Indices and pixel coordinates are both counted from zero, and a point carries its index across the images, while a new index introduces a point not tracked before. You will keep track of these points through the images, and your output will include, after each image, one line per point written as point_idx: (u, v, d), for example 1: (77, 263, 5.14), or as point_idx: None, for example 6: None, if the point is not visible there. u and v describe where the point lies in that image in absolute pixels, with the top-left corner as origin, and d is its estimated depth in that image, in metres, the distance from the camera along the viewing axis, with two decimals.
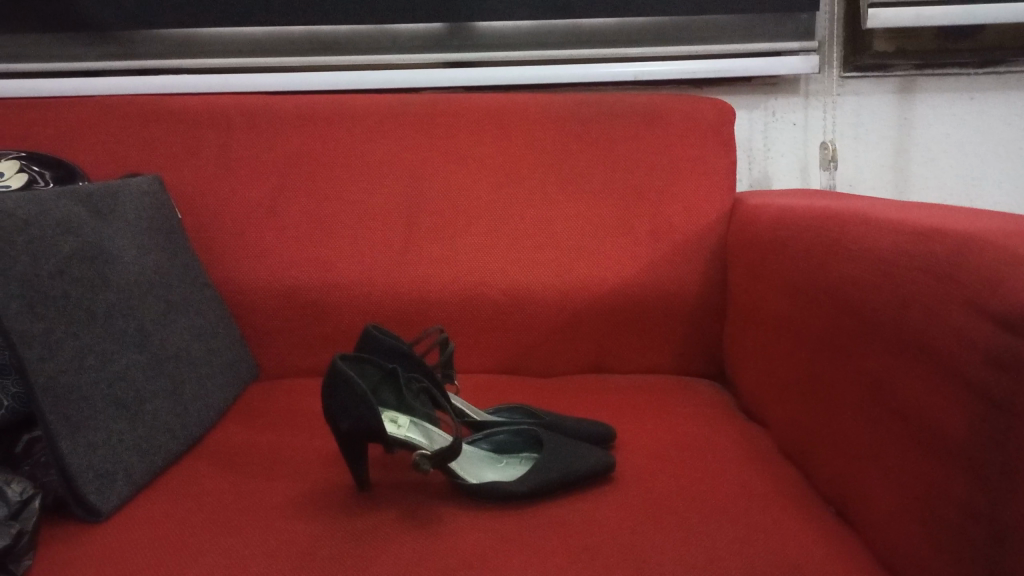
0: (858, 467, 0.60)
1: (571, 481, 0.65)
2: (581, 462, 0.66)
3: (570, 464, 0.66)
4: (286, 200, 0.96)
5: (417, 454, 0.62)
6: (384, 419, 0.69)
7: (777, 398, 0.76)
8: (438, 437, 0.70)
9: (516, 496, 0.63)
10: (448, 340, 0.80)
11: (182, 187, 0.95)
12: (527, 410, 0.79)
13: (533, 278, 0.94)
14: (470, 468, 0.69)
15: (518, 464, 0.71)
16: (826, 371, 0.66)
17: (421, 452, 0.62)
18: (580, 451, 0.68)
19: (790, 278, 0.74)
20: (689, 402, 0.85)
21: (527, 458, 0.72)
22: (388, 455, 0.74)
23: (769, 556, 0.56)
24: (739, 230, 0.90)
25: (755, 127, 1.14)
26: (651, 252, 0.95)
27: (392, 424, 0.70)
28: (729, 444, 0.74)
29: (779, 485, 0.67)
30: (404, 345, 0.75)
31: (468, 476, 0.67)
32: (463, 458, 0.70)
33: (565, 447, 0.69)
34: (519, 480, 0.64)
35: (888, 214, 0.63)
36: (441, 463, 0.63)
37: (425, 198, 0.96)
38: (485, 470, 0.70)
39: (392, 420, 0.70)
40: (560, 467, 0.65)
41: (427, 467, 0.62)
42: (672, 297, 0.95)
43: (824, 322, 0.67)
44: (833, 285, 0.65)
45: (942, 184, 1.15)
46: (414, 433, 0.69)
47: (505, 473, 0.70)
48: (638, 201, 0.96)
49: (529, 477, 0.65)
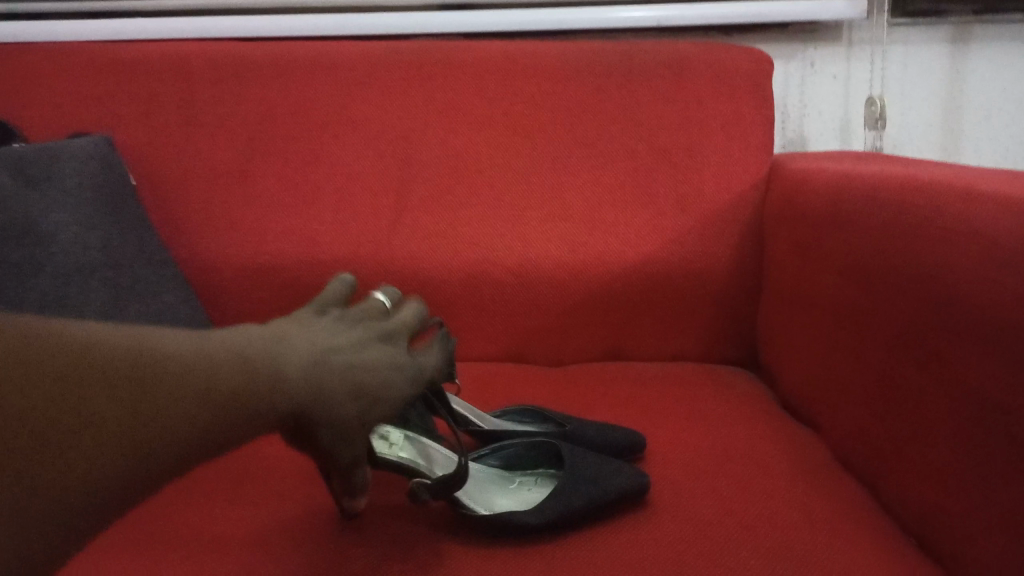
0: (949, 495, 0.49)
1: (597, 509, 0.55)
2: (608, 482, 0.56)
3: (597, 488, 0.55)
4: (259, 163, 0.83)
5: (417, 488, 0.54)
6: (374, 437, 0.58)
7: (833, 401, 0.65)
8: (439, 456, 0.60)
9: (533, 531, 0.53)
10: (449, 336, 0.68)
11: (139, 148, 0.83)
12: (537, 414, 0.69)
13: (542, 253, 0.83)
14: (478, 492, 0.59)
15: (533, 485, 0.61)
16: (901, 369, 0.55)
17: (419, 479, 0.53)
18: (608, 470, 0.58)
19: (856, 260, 0.62)
20: (722, 399, 0.74)
21: (545, 475, 0.62)
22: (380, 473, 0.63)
23: None
24: (779, 202, 0.79)
25: (791, 81, 1.02)
26: (677, 223, 0.83)
27: (383, 442, 0.59)
28: (776, 452, 0.64)
29: (843, 509, 0.56)
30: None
31: (479, 507, 0.56)
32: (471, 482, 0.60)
33: (589, 466, 0.58)
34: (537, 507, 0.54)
35: (997, 187, 0.51)
36: (444, 491, 0.53)
37: (419, 162, 0.84)
38: (495, 495, 0.59)
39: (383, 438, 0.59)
40: (585, 494, 0.55)
41: (426, 497, 0.53)
42: (700, 276, 0.83)
43: (901, 313, 0.55)
44: (922, 273, 0.53)
45: (997, 144, 1.02)
46: (410, 453, 0.59)
47: (523, 498, 0.59)
48: (663, 167, 0.84)
49: (549, 505, 0.54)
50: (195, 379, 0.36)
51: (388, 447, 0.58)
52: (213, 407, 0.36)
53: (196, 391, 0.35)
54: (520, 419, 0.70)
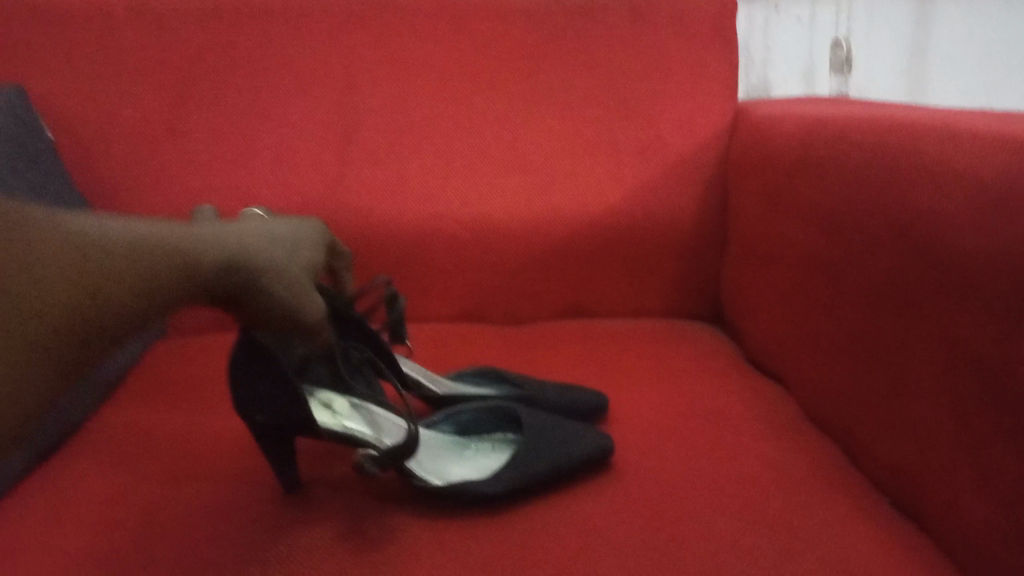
0: (932, 454, 0.47)
1: (558, 476, 0.52)
2: (569, 446, 0.53)
3: (557, 453, 0.52)
4: (190, 116, 0.77)
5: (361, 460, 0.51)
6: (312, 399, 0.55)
7: (804, 354, 0.62)
8: (387, 424, 0.57)
9: (488, 500, 0.50)
10: (399, 299, 0.65)
11: (58, 102, 0.76)
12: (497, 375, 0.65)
13: (497, 208, 0.79)
14: (430, 459, 0.55)
15: (490, 452, 0.57)
16: (879, 323, 0.52)
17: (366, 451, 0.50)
18: (568, 432, 0.55)
19: (830, 208, 0.59)
20: (686, 356, 0.71)
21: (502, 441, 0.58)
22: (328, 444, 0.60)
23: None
24: (744, 150, 0.75)
25: (754, 23, 0.98)
26: (638, 174, 0.79)
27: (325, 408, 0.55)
28: (743, 410, 0.61)
29: (813, 469, 0.54)
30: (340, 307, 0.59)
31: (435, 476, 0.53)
32: (422, 451, 0.56)
33: (549, 430, 0.55)
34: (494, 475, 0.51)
35: (983, 127, 0.48)
36: (391, 461, 0.50)
37: (364, 112, 0.79)
38: (449, 463, 0.56)
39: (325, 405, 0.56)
40: (545, 461, 0.52)
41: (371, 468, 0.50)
42: (663, 229, 0.80)
43: (879, 263, 0.52)
44: (904, 221, 0.50)
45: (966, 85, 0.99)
46: (355, 421, 0.55)
47: (481, 466, 0.56)
48: (622, 115, 0.80)
49: (507, 472, 0.51)
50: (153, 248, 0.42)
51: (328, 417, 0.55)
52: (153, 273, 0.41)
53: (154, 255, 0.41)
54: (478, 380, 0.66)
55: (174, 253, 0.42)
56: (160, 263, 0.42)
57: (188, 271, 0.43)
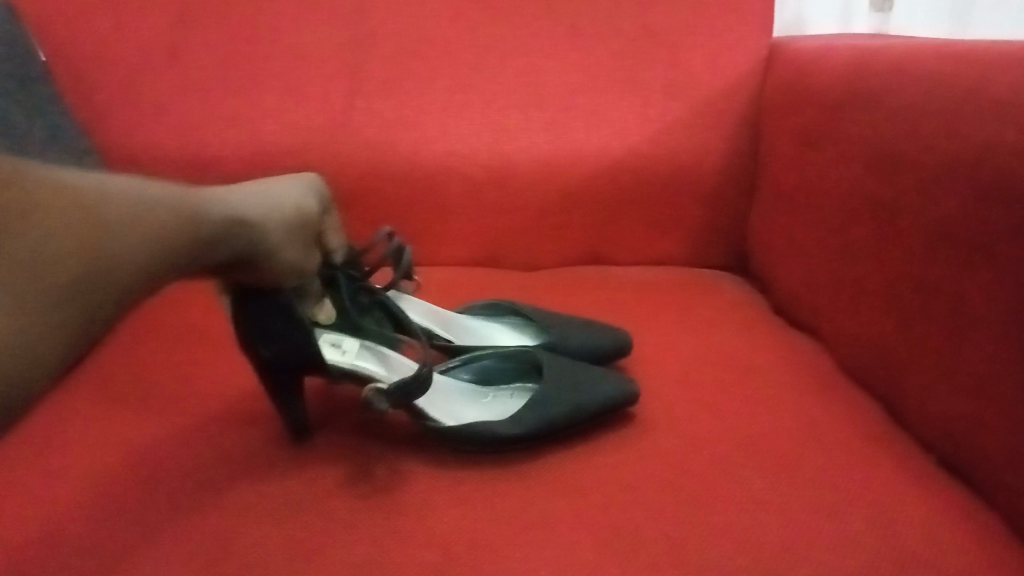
0: (986, 407, 0.44)
1: (581, 419, 0.49)
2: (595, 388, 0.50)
3: (582, 396, 0.50)
4: (192, 41, 0.73)
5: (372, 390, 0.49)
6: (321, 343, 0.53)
7: (841, 303, 0.59)
8: (400, 365, 0.54)
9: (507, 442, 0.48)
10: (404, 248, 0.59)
11: (49, 23, 0.72)
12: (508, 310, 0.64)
13: (515, 147, 0.75)
14: (444, 402, 0.53)
15: (510, 398, 0.54)
16: (935, 265, 0.48)
17: (374, 387, 0.47)
18: (591, 375, 0.52)
19: (877, 144, 0.55)
20: (712, 305, 0.68)
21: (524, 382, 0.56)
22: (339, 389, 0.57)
23: (854, 538, 0.42)
24: (781, 89, 0.71)
25: None
26: (664, 113, 0.75)
27: (335, 349, 0.53)
28: (774, 362, 0.58)
29: (851, 422, 0.51)
30: (336, 261, 0.55)
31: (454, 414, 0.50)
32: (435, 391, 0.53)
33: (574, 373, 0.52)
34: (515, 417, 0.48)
35: None
36: (404, 399, 0.48)
37: (375, 41, 0.74)
38: (465, 409, 0.53)
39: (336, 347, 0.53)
40: (569, 405, 0.49)
41: (383, 405, 0.47)
42: (689, 172, 0.76)
43: (936, 203, 0.49)
44: (962, 158, 0.46)
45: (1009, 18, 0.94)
46: (365, 362, 0.53)
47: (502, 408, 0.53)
48: (650, 50, 0.75)
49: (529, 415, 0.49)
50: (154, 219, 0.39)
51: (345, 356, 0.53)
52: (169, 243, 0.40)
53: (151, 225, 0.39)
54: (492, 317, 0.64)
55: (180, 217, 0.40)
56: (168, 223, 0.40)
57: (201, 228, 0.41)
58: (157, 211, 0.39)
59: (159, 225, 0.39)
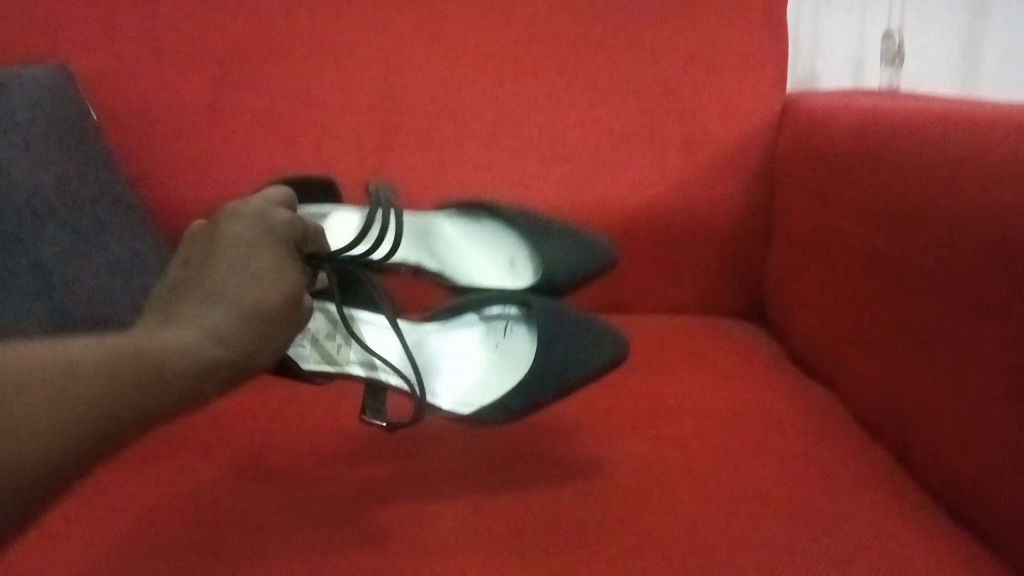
0: (986, 457, 0.46)
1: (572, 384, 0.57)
2: (558, 350, 0.57)
3: (573, 368, 0.57)
4: (232, 99, 0.77)
5: (367, 400, 0.58)
6: (306, 346, 0.59)
7: (850, 352, 0.61)
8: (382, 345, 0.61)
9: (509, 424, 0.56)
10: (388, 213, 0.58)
11: (100, 81, 0.76)
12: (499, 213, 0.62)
13: (538, 200, 0.78)
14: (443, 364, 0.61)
15: (500, 335, 0.62)
16: (943, 317, 0.50)
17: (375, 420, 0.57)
18: (584, 345, 0.58)
19: (880, 202, 0.58)
20: (728, 352, 0.70)
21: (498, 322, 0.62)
22: (361, 418, 0.61)
23: None
24: (794, 144, 0.73)
25: (803, 11, 0.97)
26: (682, 166, 0.78)
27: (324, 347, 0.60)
28: (788, 408, 0.60)
29: (861, 468, 0.53)
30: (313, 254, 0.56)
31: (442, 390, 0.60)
32: (416, 354, 0.61)
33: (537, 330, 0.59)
34: (495, 392, 0.58)
35: None
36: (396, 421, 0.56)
37: (406, 98, 0.78)
38: (467, 360, 0.61)
39: (321, 337, 0.60)
40: (558, 376, 0.57)
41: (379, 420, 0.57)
42: (705, 222, 0.79)
43: (938, 262, 0.51)
44: (962, 220, 0.49)
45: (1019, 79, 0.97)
46: (350, 353, 0.60)
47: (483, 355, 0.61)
48: (670, 104, 0.78)
49: (507, 385, 0.58)
50: (97, 373, 0.36)
51: (334, 350, 0.60)
52: (119, 401, 0.36)
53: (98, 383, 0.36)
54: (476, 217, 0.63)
55: (126, 368, 0.37)
56: (116, 377, 0.36)
57: (152, 371, 0.38)
58: (96, 370, 0.36)
59: (104, 380, 0.36)
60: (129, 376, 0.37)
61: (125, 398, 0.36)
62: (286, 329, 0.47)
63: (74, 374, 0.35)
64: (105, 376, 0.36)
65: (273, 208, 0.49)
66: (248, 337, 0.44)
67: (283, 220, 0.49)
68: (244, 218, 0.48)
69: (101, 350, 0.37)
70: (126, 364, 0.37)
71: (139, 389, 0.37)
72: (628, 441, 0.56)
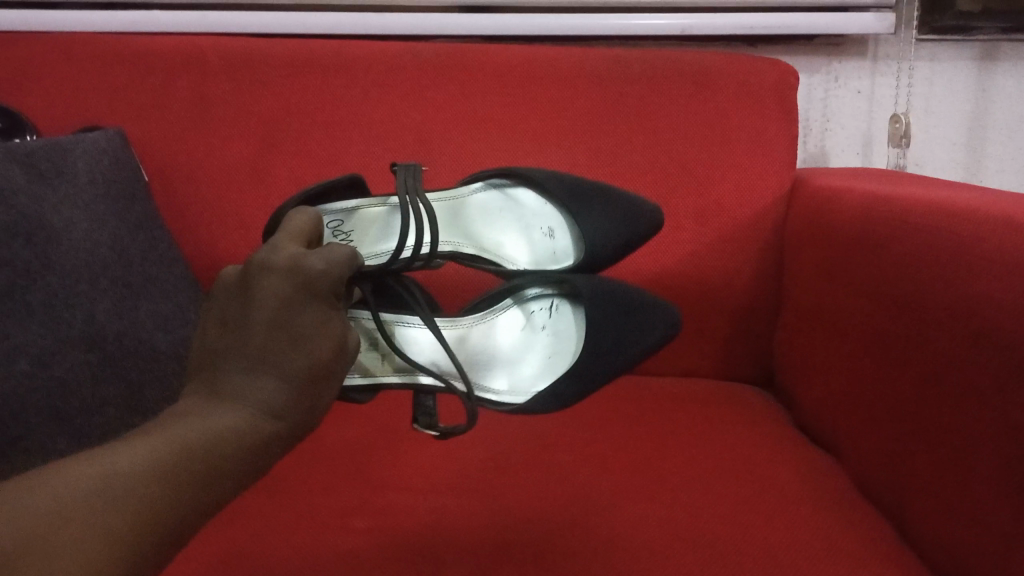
0: (976, 531, 0.49)
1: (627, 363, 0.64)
2: (604, 333, 0.63)
3: (627, 349, 0.63)
4: (274, 165, 0.82)
5: (417, 409, 0.62)
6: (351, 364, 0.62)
7: (852, 421, 0.64)
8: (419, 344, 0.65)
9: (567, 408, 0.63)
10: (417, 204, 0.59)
11: (151, 146, 0.82)
12: (526, 181, 0.65)
13: None
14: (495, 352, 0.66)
15: (547, 317, 0.67)
16: (937, 395, 0.54)
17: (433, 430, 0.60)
18: (630, 329, 0.64)
19: (880, 280, 0.62)
20: (736, 417, 0.73)
21: (537, 305, 0.67)
22: (385, 470, 0.65)
23: None
24: (803, 222, 0.77)
25: (814, 94, 1.01)
26: (695, 238, 0.82)
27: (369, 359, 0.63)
28: (793, 475, 0.63)
29: (862, 536, 0.56)
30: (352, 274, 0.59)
31: (493, 381, 0.65)
32: (460, 350, 0.66)
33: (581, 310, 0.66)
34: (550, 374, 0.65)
35: None
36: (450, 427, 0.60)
37: (435, 168, 0.83)
38: (517, 344, 0.67)
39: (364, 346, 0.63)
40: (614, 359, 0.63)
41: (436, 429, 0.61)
42: (717, 292, 0.82)
43: (930, 341, 0.55)
44: (950, 303, 0.53)
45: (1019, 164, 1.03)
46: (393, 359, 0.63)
47: (524, 338, 0.67)
48: (685, 180, 0.82)
49: (560, 366, 0.65)
50: (164, 465, 0.40)
51: (374, 362, 0.63)
52: (185, 485, 0.41)
53: (167, 473, 0.40)
54: (503, 190, 0.66)
55: (186, 455, 0.41)
56: (180, 465, 0.41)
57: (208, 453, 0.42)
58: (163, 461, 0.40)
59: (169, 468, 0.40)
60: (191, 461, 0.41)
61: (191, 479, 0.41)
62: (322, 386, 0.51)
63: (144, 468, 0.40)
64: (171, 466, 0.40)
65: (307, 256, 0.51)
66: (291, 401, 0.48)
67: (316, 269, 0.50)
68: (279, 275, 0.50)
69: (163, 448, 0.41)
70: (184, 452, 0.41)
71: (201, 471, 0.42)
72: (639, 499, 0.59)
